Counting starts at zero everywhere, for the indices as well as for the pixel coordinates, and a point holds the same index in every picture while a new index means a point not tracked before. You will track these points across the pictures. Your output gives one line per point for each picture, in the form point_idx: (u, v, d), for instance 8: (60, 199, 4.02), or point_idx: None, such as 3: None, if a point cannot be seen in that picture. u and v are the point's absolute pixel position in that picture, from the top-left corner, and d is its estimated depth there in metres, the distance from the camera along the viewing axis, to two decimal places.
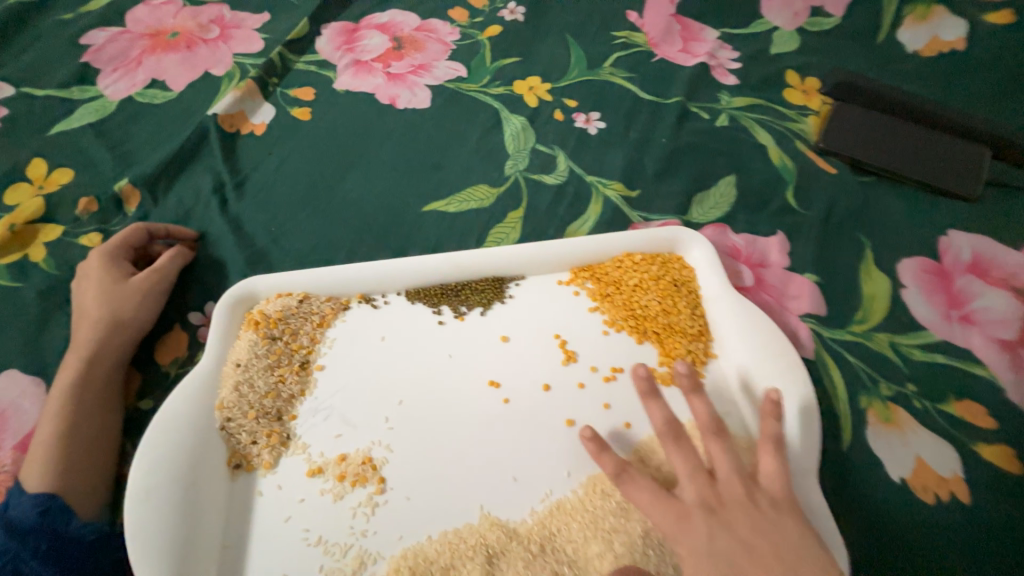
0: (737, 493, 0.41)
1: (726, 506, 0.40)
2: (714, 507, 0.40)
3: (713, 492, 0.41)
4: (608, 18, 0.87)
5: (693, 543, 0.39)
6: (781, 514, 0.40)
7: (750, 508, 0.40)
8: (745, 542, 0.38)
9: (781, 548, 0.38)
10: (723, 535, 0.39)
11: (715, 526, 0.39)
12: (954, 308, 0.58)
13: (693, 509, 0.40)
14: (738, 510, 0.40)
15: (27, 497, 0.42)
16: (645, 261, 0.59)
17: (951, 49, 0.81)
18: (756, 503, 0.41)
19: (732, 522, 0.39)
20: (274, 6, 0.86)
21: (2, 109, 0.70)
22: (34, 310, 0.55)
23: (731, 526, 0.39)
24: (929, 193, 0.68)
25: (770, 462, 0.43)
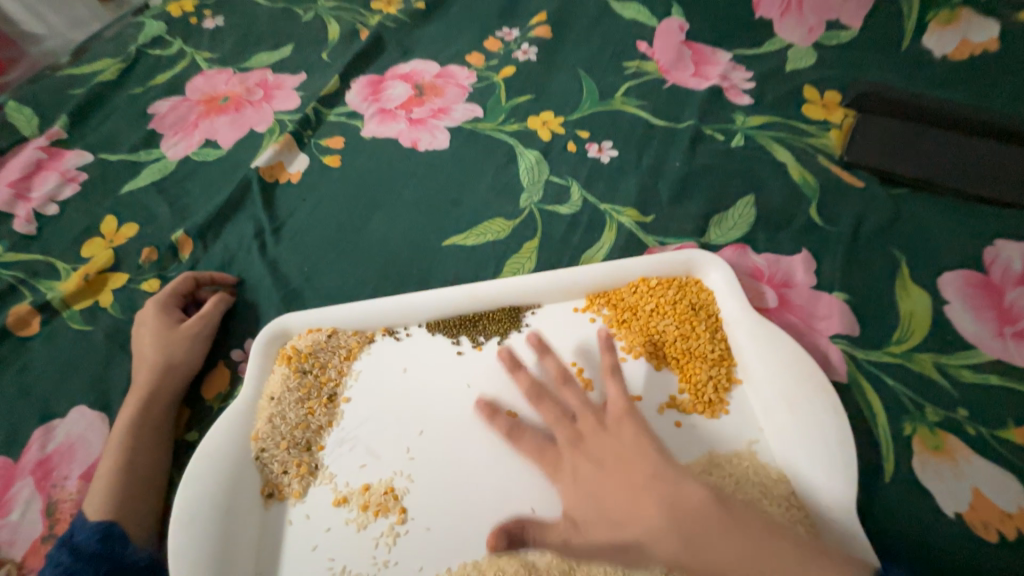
0: (586, 423, 0.48)
1: (585, 434, 0.48)
2: (574, 438, 0.48)
3: (569, 426, 0.49)
4: (619, 50, 0.90)
5: (563, 475, 0.46)
6: (622, 426, 0.47)
7: (597, 431, 0.47)
8: (595, 462, 0.45)
9: (619, 453, 0.45)
10: (580, 462, 0.46)
11: (575, 457, 0.46)
12: (1007, 324, 0.54)
13: (558, 450, 0.48)
14: (591, 435, 0.47)
15: (89, 524, 0.47)
16: (661, 285, 0.59)
17: (984, 51, 0.77)
18: (597, 425, 0.48)
19: (583, 448, 0.47)
20: (311, 67, 0.95)
21: (82, 173, 0.80)
22: (102, 350, 0.62)
23: (583, 448, 0.47)
24: (970, 201, 0.64)
25: (614, 385, 0.50)
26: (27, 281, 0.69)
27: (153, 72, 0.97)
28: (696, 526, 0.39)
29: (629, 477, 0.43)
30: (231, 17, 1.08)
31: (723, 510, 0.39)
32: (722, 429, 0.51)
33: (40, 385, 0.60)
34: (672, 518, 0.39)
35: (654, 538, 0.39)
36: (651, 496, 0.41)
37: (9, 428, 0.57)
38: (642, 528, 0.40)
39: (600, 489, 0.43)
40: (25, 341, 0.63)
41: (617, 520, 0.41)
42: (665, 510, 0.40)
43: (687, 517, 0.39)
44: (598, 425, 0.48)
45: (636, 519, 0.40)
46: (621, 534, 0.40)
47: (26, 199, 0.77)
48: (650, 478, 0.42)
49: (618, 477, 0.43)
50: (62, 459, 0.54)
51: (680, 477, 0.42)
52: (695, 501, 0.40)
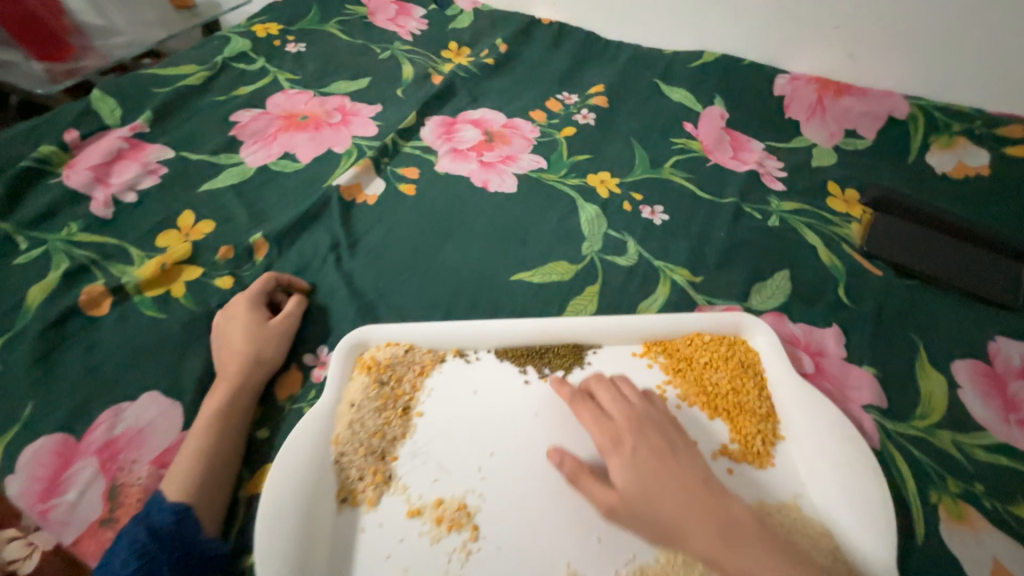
0: (647, 417, 0.53)
1: (648, 425, 0.52)
2: (639, 426, 0.52)
3: (633, 413, 0.53)
4: (667, 127, 1.01)
5: (621, 454, 0.50)
6: (676, 434, 0.52)
7: (660, 429, 0.52)
8: (657, 453, 0.49)
9: (678, 454, 0.50)
10: (645, 449, 0.50)
11: (638, 441, 0.50)
12: (1011, 412, 0.61)
13: (622, 432, 0.51)
14: (653, 428, 0.52)
15: (167, 504, 0.48)
16: (713, 341, 0.65)
17: (979, 175, 0.90)
18: (656, 423, 0.52)
19: (650, 436, 0.51)
20: (386, 100, 1.03)
21: (163, 167, 0.84)
22: (175, 339, 0.63)
23: (650, 437, 0.51)
24: (974, 300, 0.74)
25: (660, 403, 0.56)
26: (100, 262, 0.70)
27: (236, 83, 1.03)
28: (737, 534, 0.44)
29: (682, 480, 0.47)
30: (312, 45, 1.17)
31: (765, 534, 0.45)
32: (771, 480, 0.55)
33: (109, 366, 0.60)
34: (722, 525, 0.44)
35: (699, 528, 0.44)
36: (705, 501, 0.46)
37: (74, 405, 0.57)
38: (689, 517, 0.45)
39: (659, 479, 0.47)
40: (95, 321, 0.64)
41: (667, 509, 0.46)
42: (717, 518, 0.45)
43: (732, 527, 0.44)
44: (655, 421, 0.52)
45: (686, 512, 0.45)
46: (665, 517, 0.46)
47: (105, 183, 0.80)
48: (704, 488, 0.47)
49: (675, 475, 0.48)
50: (130, 442, 0.55)
51: (727, 496, 0.47)
52: (741, 518, 0.45)
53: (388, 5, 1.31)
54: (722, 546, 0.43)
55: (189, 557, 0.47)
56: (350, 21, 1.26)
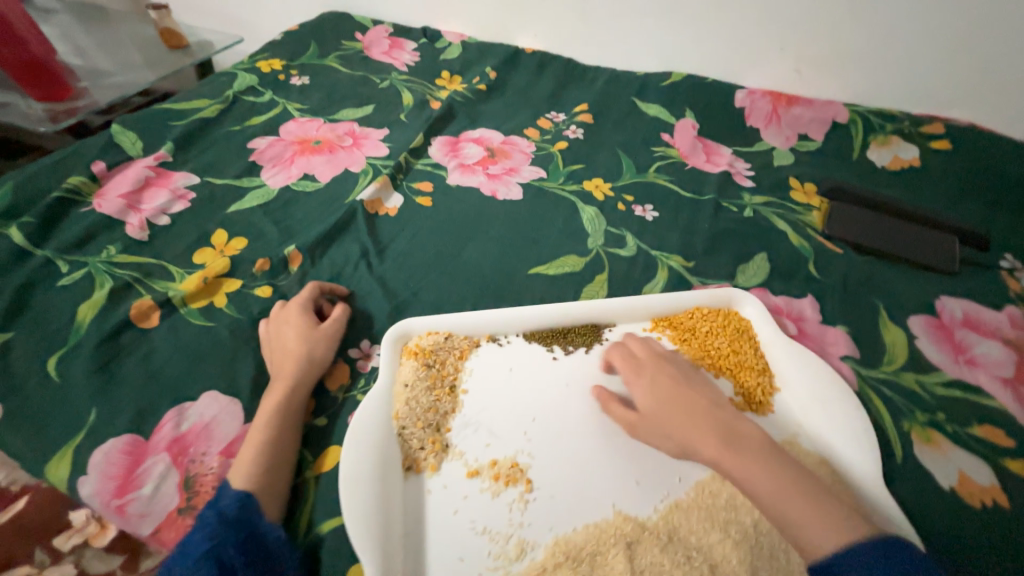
0: (671, 358, 0.63)
1: (670, 363, 0.62)
2: (661, 361, 0.62)
3: (656, 354, 0.63)
4: (647, 138, 1.14)
5: (642, 381, 0.60)
6: (698, 375, 0.62)
7: (681, 368, 0.62)
8: (675, 379, 0.59)
9: (695, 383, 0.59)
10: (664, 377, 0.60)
11: (659, 371, 0.61)
12: (960, 354, 0.73)
13: (645, 364, 0.62)
14: (675, 365, 0.62)
15: (232, 492, 0.51)
16: (711, 313, 0.75)
17: (911, 166, 1.06)
18: (679, 364, 0.62)
19: (669, 369, 0.61)
20: (392, 124, 1.12)
21: (191, 192, 0.89)
22: (226, 344, 0.68)
23: (669, 369, 0.61)
24: (919, 268, 0.87)
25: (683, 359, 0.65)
26: (142, 280, 0.75)
27: (248, 114, 1.10)
28: (738, 441, 0.51)
29: (694, 398, 0.56)
30: (316, 77, 1.26)
31: (765, 440, 0.51)
32: (772, 424, 0.64)
33: (167, 372, 0.64)
34: (725, 433, 0.52)
35: (704, 434, 0.52)
36: (711, 415, 0.54)
37: (138, 408, 0.61)
38: (696, 425, 0.54)
39: (674, 399, 0.57)
40: (147, 332, 0.68)
41: (680, 421, 0.55)
42: (720, 428, 0.53)
43: (733, 433, 0.52)
44: (681, 364, 0.63)
45: (693, 420, 0.54)
46: (676, 428, 0.55)
47: (137, 209, 0.85)
48: (711, 406, 0.56)
49: (688, 396, 0.57)
50: (198, 437, 0.59)
51: (736, 415, 0.55)
52: (745, 430, 0.53)
53: (382, 40, 1.42)
54: (723, 448, 0.51)
55: (252, 541, 0.49)
56: (348, 55, 1.36)
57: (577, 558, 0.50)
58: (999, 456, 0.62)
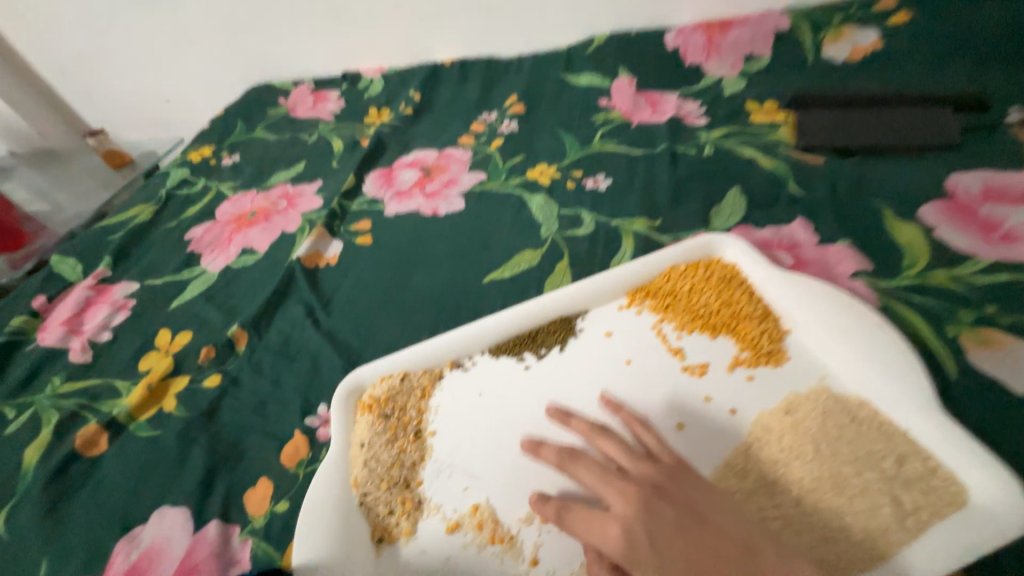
0: (657, 481, 0.43)
1: (662, 495, 0.42)
2: (650, 502, 0.41)
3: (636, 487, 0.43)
4: (585, 109, 1.06)
5: (643, 554, 0.39)
6: (690, 479, 0.44)
7: (670, 488, 0.43)
8: (679, 526, 0.40)
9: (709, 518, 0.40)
10: (665, 533, 0.40)
11: (653, 526, 0.40)
12: (992, 232, 0.61)
13: (629, 522, 0.41)
14: (669, 495, 0.42)
15: None
16: (690, 268, 0.65)
17: (874, 51, 0.95)
18: (670, 485, 0.43)
19: (664, 511, 0.41)
20: (325, 174, 1.08)
21: (131, 300, 0.86)
22: (175, 449, 0.62)
23: (664, 514, 0.41)
24: (915, 153, 0.76)
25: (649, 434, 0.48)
26: (89, 404, 0.70)
27: (184, 207, 1.08)
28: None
29: (725, 557, 0.38)
30: (246, 152, 1.24)
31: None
32: (793, 373, 0.54)
33: (116, 497, 0.59)
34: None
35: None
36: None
37: (90, 546, 0.55)
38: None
39: (702, 564, 0.38)
40: (96, 459, 0.64)
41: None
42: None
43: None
44: (670, 483, 0.43)
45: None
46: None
47: (80, 333, 0.81)
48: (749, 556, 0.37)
49: (708, 543, 0.39)
50: (150, 562, 0.52)
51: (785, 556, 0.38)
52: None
53: (305, 97, 1.39)
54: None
55: None
56: (275, 123, 1.34)
57: None
58: None
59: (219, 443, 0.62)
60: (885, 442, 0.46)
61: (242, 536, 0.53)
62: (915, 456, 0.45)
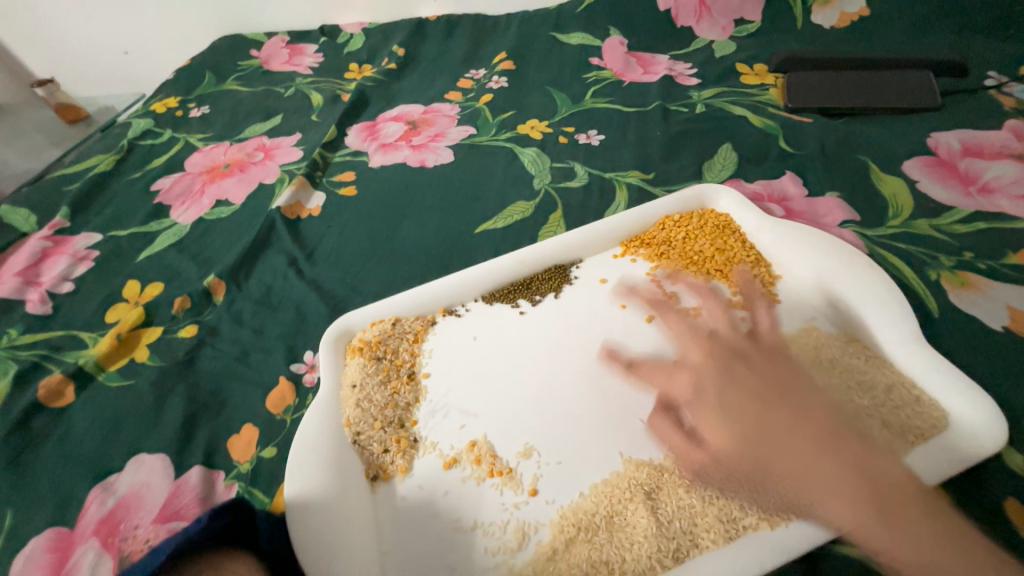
0: (743, 348, 0.43)
1: (744, 361, 0.42)
2: (729, 363, 0.42)
3: (716, 346, 0.43)
4: (577, 65, 1.03)
5: (708, 399, 0.41)
6: (783, 359, 0.42)
7: (754, 360, 0.42)
8: (760, 394, 0.39)
9: (789, 394, 0.39)
10: (736, 388, 0.40)
11: (731, 377, 0.41)
12: (970, 185, 0.64)
13: (702, 371, 0.42)
14: (753, 360, 0.42)
15: None
16: (684, 217, 0.66)
17: (860, 18, 0.92)
18: (755, 355, 0.42)
19: (742, 371, 0.41)
20: (304, 127, 1.02)
21: (94, 251, 0.80)
22: (151, 398, 0.59)
23: (745, 375, 0.41)
24: (900, 113, 0.77)
25: (764, 314, 0.46)
26: (51, 356, 0.66)
27: (148, 158, 1.01)
28: (893, 507, 0.34)
29: (803, 432, 0.37)
30: (216, 104, 1.15)
31: (918, 492, 0.35)
32: (783, 315, 0.55)
33: (87, 446, 0.56)
34: (865, 477, 0.35)
35: (840, 497, 0.35)
36: (834, 459, 0.35)
37: (61, 495, 0.52)
38: (823, 488, 0.35)
39: (763, 423, 0.38)
40: (62, 411, 0.60)
41: (786, 465, 0.37)
42: (863, 481, 0.35)
43: (886, 495, 0.34)
44: (758, 356, 0.42)
45: (834, 480, 0.35)
46: (777, 467, 0.37)
47: (37, 284, 0.75)
48: (835, 428, 0.37)
49: (792, 413, 0.38)
50: (128, 509, 0.50)
51: (874, 449, 0.37)
52: (894, 480, 0.35)
53: (280, 51, 1.30)
54: (871, 522, 0.34)
55: None
56: (247, 75, 1.25)
57: (590, 527, 0.42)
58: None
59: (198, 391, 0.59)
60: (871, 373, 0.48)
61: (228, 481, 0.51)
62: (900, 384, 0.47)
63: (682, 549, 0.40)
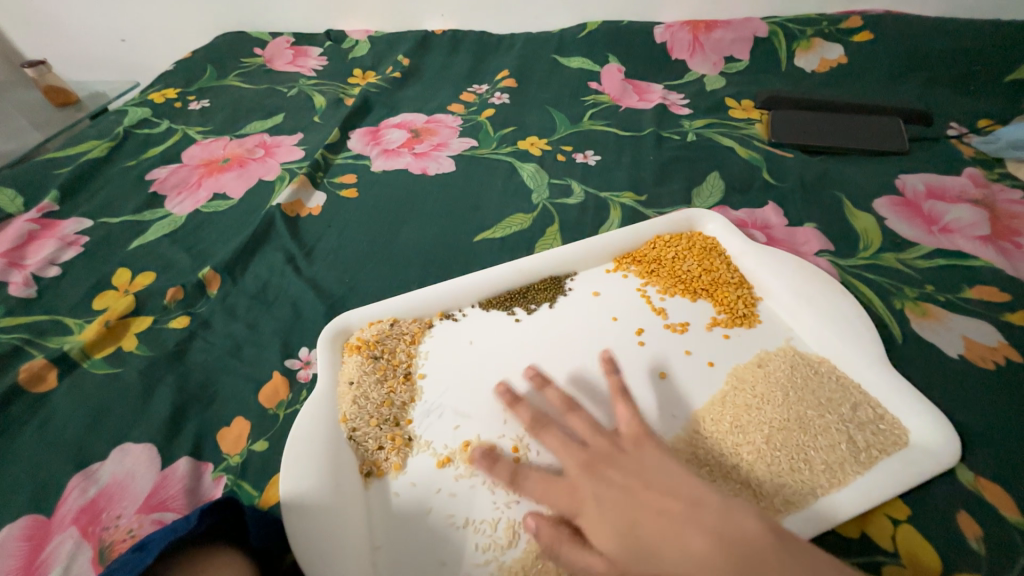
0: (607, 451, 0.44)
1: (610, 463, 0.43)
2: (596, 468, 0.43)
3: (587, 455, 0.44)
4: (576, 88, 1.07)
5: (588, 512, 0.40)
6: (645, 448, 0.44)
7: (620, 458, 0.43)
8: (624, 488, 0.41)
9: (653, 479, 0.41)
10: (608, 494, 0.41)
11: (599, 487, 0.41)
12: (933, 225, 0.70)
13: (579, 482, 0.42)
14: (616, 463, 0.43)
15: None
16: (674, 238, 0.69)
17: (839, 66, 0.99)
18: (620, 454, 0.44)
19: (610, 477, 0.42)
20: (305, 128, 1.03)
21: (84, 237, 0.79)
22: (138, 387, 0.58)
23: (611, 478, 0.42)
24: (872, 155, 0.83)
25: (624, 408, 0.47)
26: (33, 340, 0.64)
27: (144, 148, 1.00)
28: (753, 566, 0.34)
29: (662, 520, 0.38)
30: (216, 99, 1.15)
31: (792, 559, 0.34)
32: (763, 334, 0.59)
33: (70, 433, 0.55)
34: (716, 541, 0.35)
35: (710, 575, 0.34)
36: (695, 531, 0.36)
37: (38, 482, 0.51)
38: (692, 565, 0.35)
39: (638, 522, 0.38)
40: (44, 396, 0.59)
41: (663, 549, 0.36)
42: (724, 554, 0.35)
43: (744, 559, 0.34)
44: (622, 453, 0.44)
45: (682, 555, 0.35)
46: (664, 569, 0.36)
47: (20, 266, 0.74)
48: (687, 509, 0.38)
49: (650, 506, 0.39)
50: (111, 498, 0.49)
51: (729, 508, 0.38)
52: (752, 540, 0.35)
53: (284, 50, 1.30)
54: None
55: None
56: (249, 72, 1.26)
57: None
58: (997, 313, 0.58)
59: (188, 382, 0.59)
60: (841, 392, 0.52)
61: (216, 473, 0.51)
62: (867, 403, 0.51)
63: None
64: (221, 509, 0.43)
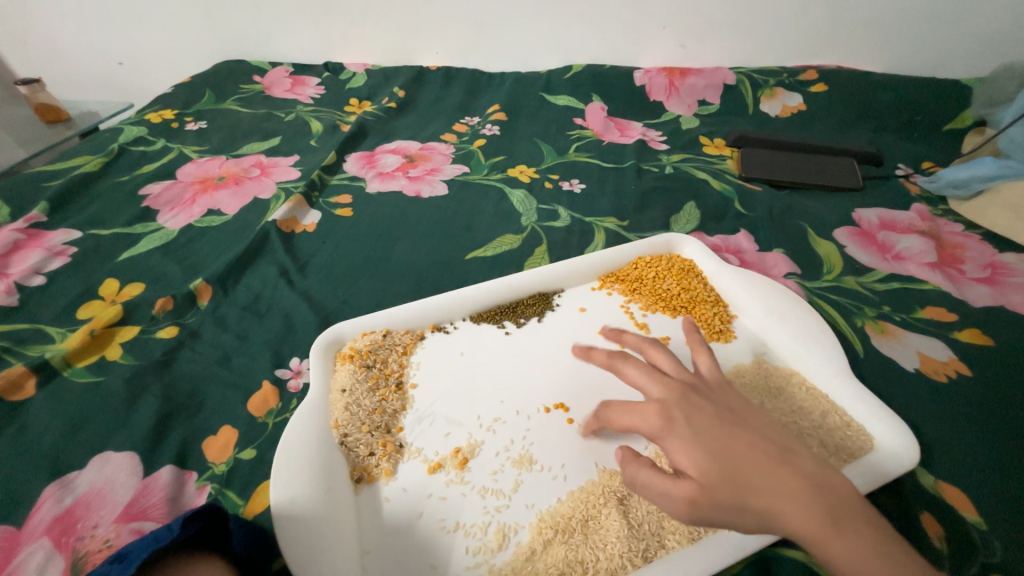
0: (695, 384, 0.44)
1: (699, 394, 0.43)
2: (688, 397, 0.43)
3: (676, 383, 0.44)
4: (562, 122, 1.15)
5: (680, 433, 0.41)
6: (730, 394, 0.44)
7: (712, 394, 0.44)
8: (717, 419, 0.41)
9: (744, 418, 0.42)
10: (701, 420, 0.41)
11: (691, 412, 0.42)
12: (887, 252, 0.76)
13: (669, 404, 0.42)
14: (706, 396, 0.43)
15: None
16: (654, 259, 0.74)
17: (799, 112, 1.10)
18: (709, 391, 0.44)
19: (700, 405, 0.42)
20: (302, 151, 1.06)
21: (72, 248, 0.79)
22: (121, 395, 0.58)
23: (703, 408, 0.42)
24: (831, 191, 0.91)
25: (705, 359, 0.47)
26: (13, 348, 0.63)
27: (138, 164, 1.01)
28: (840, 509, 0.37)
29: (757, 456, 0.39)
30: (213, 121, 1.18)
31: (867, 512, 0.37)
32: (737, 349, 0.63)
33: (47, 440, 0.53)
34: (810, 482, 0.37)
35: (798, 506, 0.36)
36: (789, 469, 0.38)
37: (10, 492, 0.49)
38: (782, 498, 0.37)
39: (733, 451, 0.39)
40: (20, 405, 0.57)
41: (754, 480, 0.38)
42: (817, 493, 0.37)
43: (832, 502, 0.37)
44: (709, 391, 0.44)
45: (775, 487, 0.37)
46: (754, 497, 0.37)
47: (3, 275, 0.73)
48: (781, 451, 0.39)
49: (745, 440, 0.40)
50: (88, 508, 0.47)
51: (815, 459, 0.40)
52: (837, 488, 0.38)
53: (282, 79, 1.35)
54: (824, 531, 0.36)
55: None
56: (248, 97, 1.29)
57: (567, 529, 0.45)
58: (947, 330, 0.63)
59: (174, 391, 0.59)
60: (810, 401, 0.56)
61: (200, 482, 0.50)
62: (834, 411, 0.55)
63: (651, 548, 0.44)
64: (206, 516, 0.40)
